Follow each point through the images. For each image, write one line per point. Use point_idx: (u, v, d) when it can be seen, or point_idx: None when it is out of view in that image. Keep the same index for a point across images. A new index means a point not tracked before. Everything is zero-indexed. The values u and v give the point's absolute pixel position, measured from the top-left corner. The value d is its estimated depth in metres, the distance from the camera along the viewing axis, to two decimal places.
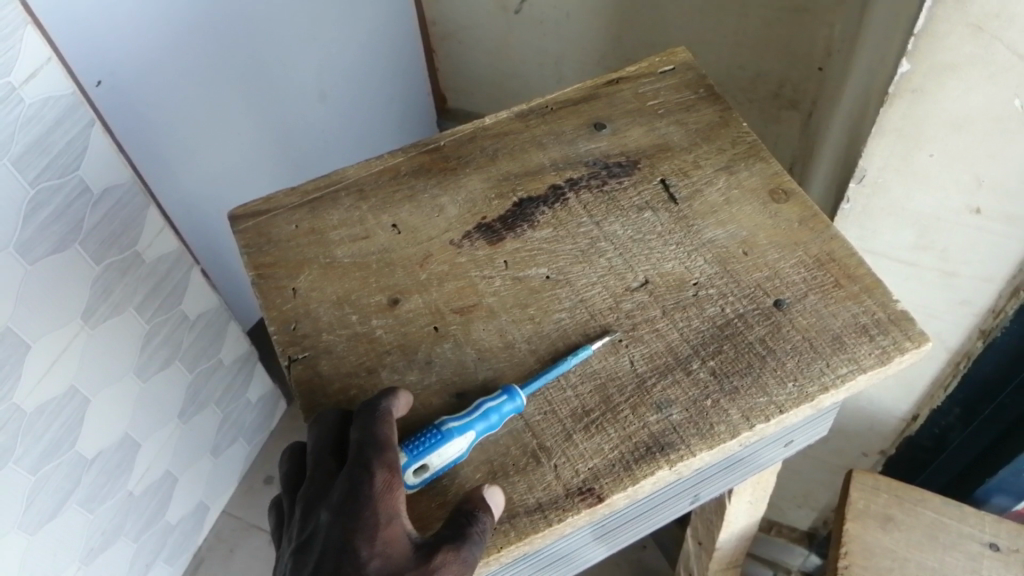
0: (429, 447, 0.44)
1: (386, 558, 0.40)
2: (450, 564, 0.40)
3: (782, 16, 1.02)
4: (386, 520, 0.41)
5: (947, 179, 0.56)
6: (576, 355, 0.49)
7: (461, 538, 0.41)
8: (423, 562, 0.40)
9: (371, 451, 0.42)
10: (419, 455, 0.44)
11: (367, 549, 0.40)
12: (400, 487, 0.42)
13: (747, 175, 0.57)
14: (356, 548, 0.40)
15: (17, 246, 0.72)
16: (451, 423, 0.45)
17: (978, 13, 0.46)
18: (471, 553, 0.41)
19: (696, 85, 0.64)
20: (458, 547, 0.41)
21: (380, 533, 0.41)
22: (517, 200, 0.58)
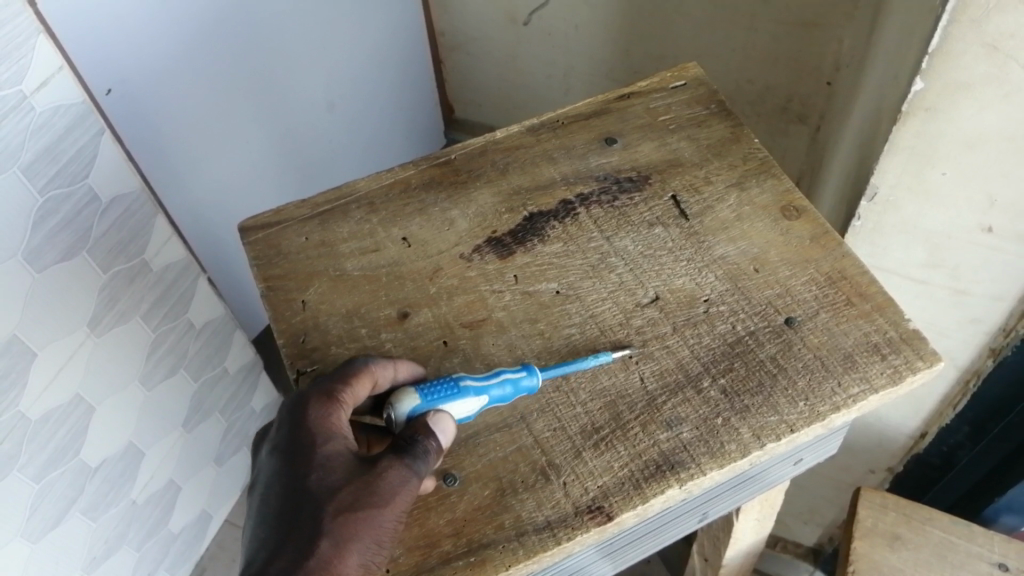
0: (444, 397, 0.45)
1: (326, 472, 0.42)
2: (379, 475, 0.42)
3: (791, 29, 1.02)
4: (326, 438, 0.43)
5: (960, 198, 0.56)
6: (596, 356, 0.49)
7: (405, 447, 0.42)
8: (359, 473, 0.42)
9: (316, 386, 0.45)
10: (430, 403, 0.45)
11: (308, 467, 0.42)
12: (343, 413, 0.44)
13: (758, 192, 0.57)
14: (299, 469, 0.42)
15: (26, 253, 0.73)
16: (469, 382, 0.46)
17: (993, 33, 0.46)
18: (405, 463, 0.42)
19: (707, 100, 0.64)
20: (393, 456, 0.42)
21: (317, 451, 0.43)
22: (528, 214, 0.58)
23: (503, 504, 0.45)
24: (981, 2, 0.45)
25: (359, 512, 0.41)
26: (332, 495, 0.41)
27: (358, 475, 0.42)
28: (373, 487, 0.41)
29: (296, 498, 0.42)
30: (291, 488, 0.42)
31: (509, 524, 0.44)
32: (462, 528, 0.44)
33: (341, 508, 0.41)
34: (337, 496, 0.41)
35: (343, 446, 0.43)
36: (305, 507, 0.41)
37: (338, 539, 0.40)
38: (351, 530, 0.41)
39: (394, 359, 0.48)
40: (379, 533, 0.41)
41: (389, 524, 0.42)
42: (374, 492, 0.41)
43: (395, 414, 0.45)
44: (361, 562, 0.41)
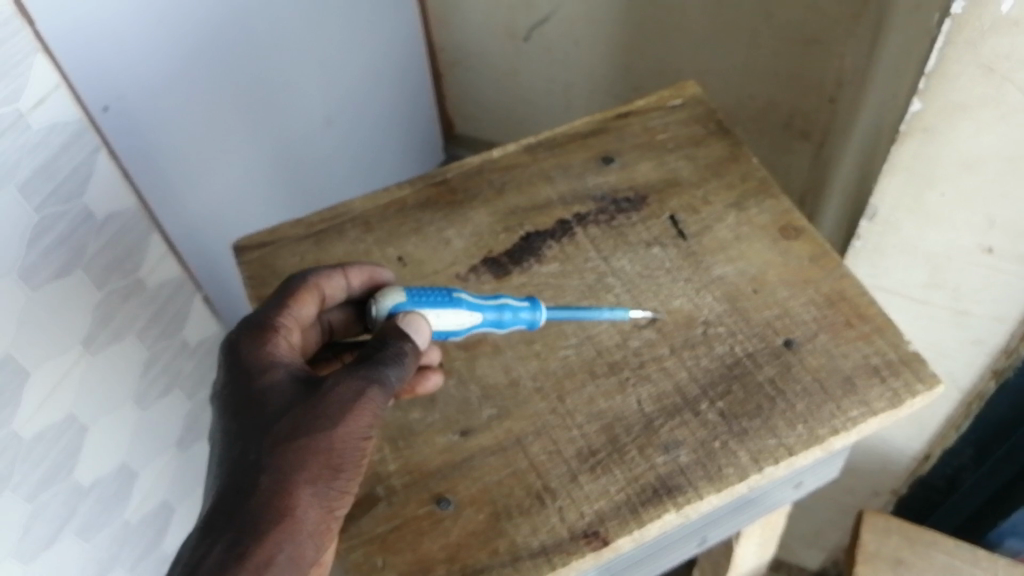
0: (431, 304, 0.48)
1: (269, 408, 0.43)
2: (321, 403, 0.42)
3: (792, 46, 1.02)
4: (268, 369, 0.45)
5: (959, 219, 0.56)
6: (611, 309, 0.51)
7: (350, 372, 0.43)
8: (299, 404, 0.42)
9: (254, 322, 0.47)
10: (415, 305, 0.48)
11: (252, 406, 0.43)
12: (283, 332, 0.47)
13: (756, 212, 0.57)
14: (244, 408, 0.44)
15: (21, 270, 0.72)
16: (466, 299, 0.48)
17: (990, 53, 0.46)
18: (346, 389, 0.42)
19: (705, 119, 0.63)
20: (335, 383, 0.43)
21: (259, 385, 0.44)
22: (524, 234, 0.57)
23: (498, 529, 0.44)
24: (978, 21, 0.45)
25: (301, 441, 0.41)
26: (274, 426, 0.42)
27: (300, 405, 0.42)
28: (318, 413, 0.42)
29: (240, 435, 0.43)
30: (236, 429, 0.43)
31: (503, 549, 0.43)
32: (456, 553, 0.44)
33: (283, 439, 0.41)
34: (278, 426, 0.42)
35: (287, 376, 0.45)
36: (248, 445, 0.42)
37: (282, 470, 0.41)
38: (294, 460, 0.41)
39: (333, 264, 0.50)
40: (331, 462, 0.42)
41: (343, 451, 0.42)
42: (315, 420, 0.42)
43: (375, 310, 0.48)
44: (313, 494, 0.41)
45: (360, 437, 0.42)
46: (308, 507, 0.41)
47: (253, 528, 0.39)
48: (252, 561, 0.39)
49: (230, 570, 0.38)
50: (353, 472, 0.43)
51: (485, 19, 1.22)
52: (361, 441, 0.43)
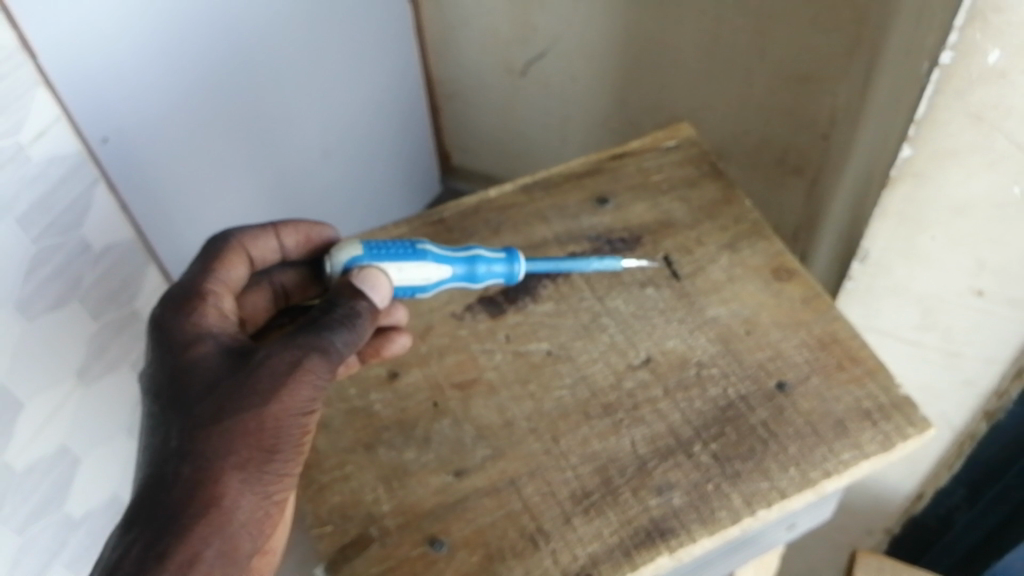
0: (393, 258, 0.50)
1: (199, 386, 0.44)
2: (252, 379, 0.43)
3: (786, 83, 1.04)
4: (199, 342, 0.46)
5: (950, 263, 0.56)
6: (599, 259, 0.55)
7: (282, 346, 0.44)
8: (228, 383, 0.43)
9: (182, 299, 0.49)
10: (374, 258, 0.50)
11: (179, 387, 0.44)
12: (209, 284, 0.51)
13: (749, 254, 0.57)
14: (171, 389, 0.45)
15: (18, 301, 0.72)
16: (431, 253, 0.51)
17: (977, 102, 0.47)
18: (277, 363, 0.43)
19: (699, 161, 0.64)
20: (266, 358, 0.44)
21: (185, 361, 0.45)
22: (520, 273, 0.58)
23: (491, 571, 0.44)
24: (965, 71, 0.46)
25: (228, 421, 0.42)
26: (201, 407, 0.43)
27: (229, 384, 0.43)
28: (246, 391, 0.43)
29: (170, 418, 0.44)
30: (163, 410, 0.44)
31: None
32: None
33: (208, 421, 0.42)
34: (205, 407, 0.43)
35: (218, 349, 0.46)
36: (175, 427, 0.43)
37: (209, 455, 0.42)
38: (223, 442, 0.42)
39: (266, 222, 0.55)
40: (262, 443, 0.43)
41: (275, 432, 0.43)
42: (244, 399, 0.43)
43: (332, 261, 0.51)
44: (241, 478, 0.42)
45: (295, 413, 0.43)
46: (236, 492, 0.42)
47: (177, 517, 0.40)
48: (177, 554, 0.40)
49: (152, 564, 0.39)
50: (289, 451, 0.44)
51: (483, 54, 1.24)
52: (296, 418, 0.43)
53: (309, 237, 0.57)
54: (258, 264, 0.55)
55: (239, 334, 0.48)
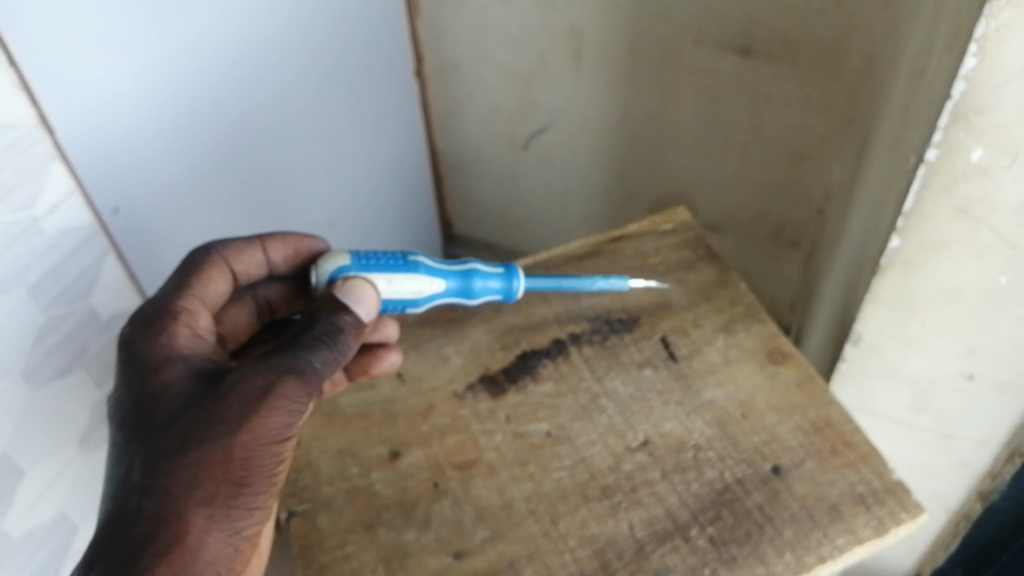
0: (382, 270, 0.55)
1: (165, 415, 0.47)
2: (221, 407, 0.46)
3: (782, 160, 1.07)
4: (168, 365, 0.50)
5: (941, 347, 0.58)
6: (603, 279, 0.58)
7: (251, 373, 0.47)
8: (195, 411, 0.46)
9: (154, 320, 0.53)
10: (361, 269, 0.55)
11: (147, 412, 0.48)
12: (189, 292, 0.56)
13: (744, 337, 0.59)
14: (140, 411, 0.48)
15: (23, 370, 0.73)
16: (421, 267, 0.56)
17: (964, 198, 0.49)
18: (246, 390, 0.46)
19: (696, 244, 0.66)
20: (234, 386, 0.47)
21: (153, 386, 0.49)
22: (520, 352, 0.59)
23: None
24: (950, 167, 0.48)
25: (194, 451, 0.45)
26: (167, 439, 0.46)
27: (197, 413, 0.46)
28: (215, 422, 0.46)
29: (136, 448, 0.47)
30: (130, 434, 0.48)
31: None
32: None
33: (174, 452, 0.45)
34: (171, 436, 0.46)
35: (186, 372, 0.50)
36: (141, 454, 0.46)
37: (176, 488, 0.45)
38: (188, 474, 0.45)
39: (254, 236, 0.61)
40: (231, 474, 0.46)
41: (244, 464, 0.46)
42: (211, 428, 0.46)
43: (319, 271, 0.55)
44: (205, 511, 0.45)
45: (263, 441, 0.47)
46: (199, 524, 0.45)
47: (141, 551, 0.44)
48: None
49: None
50: (260, 480, 0.47)
51: (486, 127, 1.27)
52: (267, 446, 0.47)
53: (297, 250, 0.63)
54: (242, 275, 0.61)
55: (208, 354, 0.53)
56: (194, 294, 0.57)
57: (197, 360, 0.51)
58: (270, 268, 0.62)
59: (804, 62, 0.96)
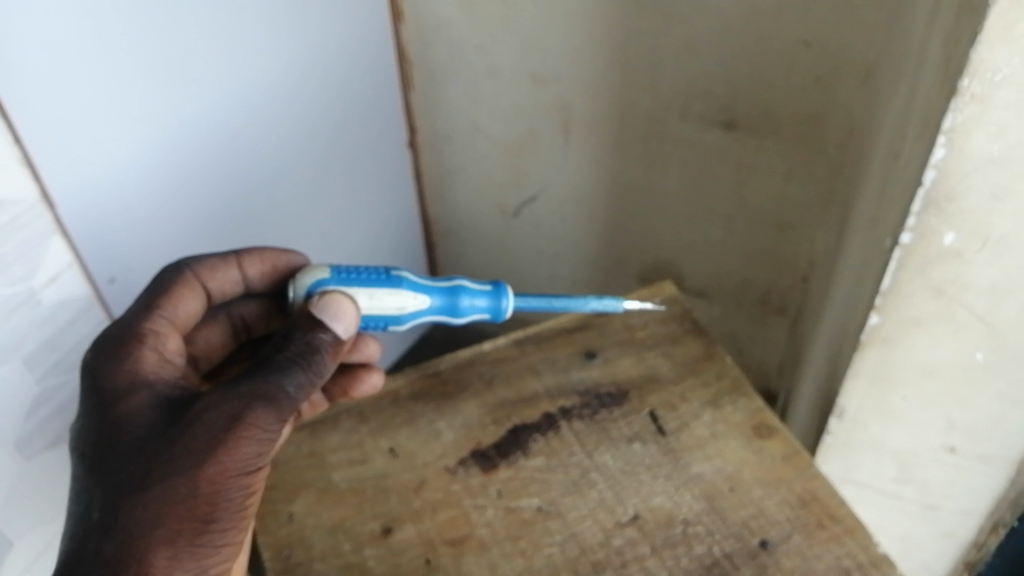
0: (367, 287, 0.56)
1: (128, 448, 0.48)
2: (186, 438, 0.47)
3: (767, 229, 1.09)
4: (133, 392, 0.51)
5: (922, 421, 0.59)
6: (597, 298, 0.60)
7: (215, 402, 0.48)
8: (160, 443, 0.47)
9: (121, 344, 0.54)
10: (343, 285, 0.56)
11: (112, 441, 0.49)
12: (158, 307, 0.58)
13: (730, 410, 0.60)
14: (105, 439, 0.50)
15: (16, 442, 0.74)
16: (406, 284, 0.57)
17: (938, 278, 0.51)
18: (210, 422, 0.47)
19: (682, 318, 0.68)
20: (199, 417, 0.47)
21: (118, 416, 0.50)
22: (511, 427, 0.60)
23: None
24: (923, 250, 0.50)
25: (159, 485, 0.46)
26: (131, 473, 0.47)
27: (160, 447, 0.47)
28: (178, 457, 0.47)
29: (99, 481, 0.48)
30: (96, 464, 0.49)
31: None
32: None
33: (139, 487, 0.47)
34: (135, 470, 0.47)
35: (151, 399, 0.51)
36: (107, 487, 0.48)
37: (140, 525, 0.46)
38: (153, 510, 0.46)
39: (230, 252, 0.64)
40: (197, 509, 0.47)
41: (211, 498, 0.48)
42: (175, 461, 0.47)
43: (300, 285, 0.57)
44: (170, 547, 0.47)
45: (229, 471, 0.48)
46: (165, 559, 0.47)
47: None
48: None
49: None
50: (226, 512, 0.49)
51: (477, 194, 1.30)
52: (233, 478, 0.48)
53: (274, 265, 0.65)
54: (218, 291, 0.63)
55: (174, 376, 0.54)
56: (163, 308, 0.59)
57: (163, 387, 0.52)
58: (247, 285, 0.64)
59: (785, 135, 0.99)
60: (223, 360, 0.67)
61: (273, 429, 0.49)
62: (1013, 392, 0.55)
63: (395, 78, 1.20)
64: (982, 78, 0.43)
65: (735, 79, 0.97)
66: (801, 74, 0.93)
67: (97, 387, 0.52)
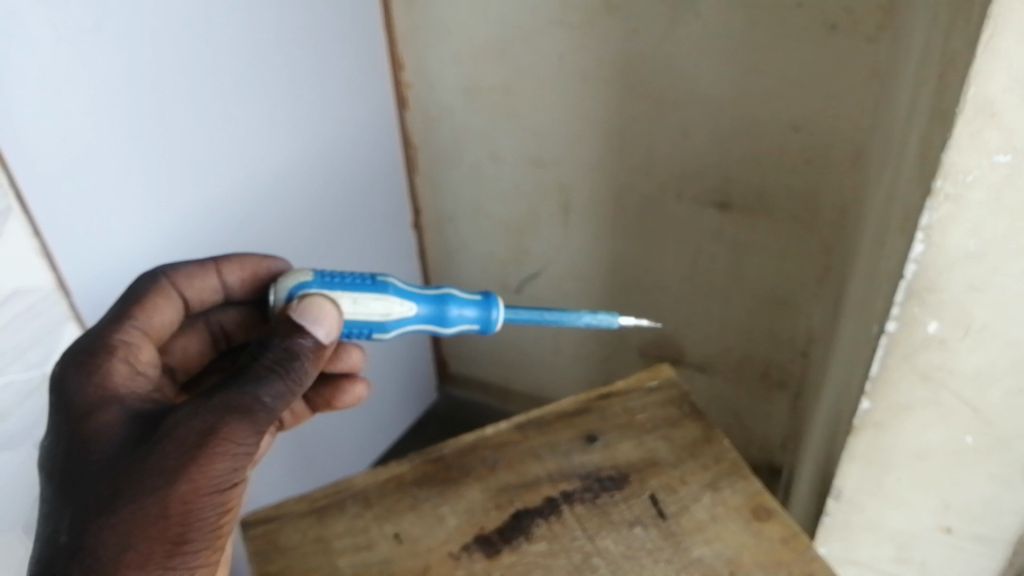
0: (349, 291, 0.59)
1: (99, 466, 0.51)
2: (158, 456, 0.49)
3: (765, 305, 1.11)
4: (103, 408, 0.54)
5: (917, 502, 0.60)
6: (590, 314, 0.65)
7: (189, 417, 0.50)
8: (132, 460, 0.50)
9: (90, 357, 0.57)
10: (324, 288, 0.60)
11: (83, 458, 0.52)
12: (131, 316, 0.62)
13: (729, 493, 0.61)
14: (76, 455, 0.52)
15: (25, 524, 0.78)
16: (391, 290, 0.61)
17: (924, 365, 0.53)
18: (184, 438, 0.50)
19: (680, 401, 0.69)
20: (172, 433, 0.50)
21: (90, 433, 0.52)
22: (514, 511, 0.61)
23: None
24: (909, 338, 0.52)
25: (130, 504, 0.49)
26: (102, 492, 0.49)
27: (131, 464, 0.49)
28: (149, 475, 0.49)
29: (70, 501, 0.50)
30: (67, 483, 0.51)
31: None
32: None
33: (110, 506, 0.49)
34: (106, 488, 0.49)
35: (120, 415, 0.54)
36: (78, 507, 0.50)
37: (110, 546, 0.49)
38: (125, 529, 0.49)
39: (208, 260, 0.69)
40: (169, 527, 0.50)
41: (184, 514, 0.50)
42: (147, 479, 0.49)
43: (283, 288, 0.61)
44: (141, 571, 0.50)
45: (203, 486, 0.50)
46: None
47: None
48: None
49: None
50: (198, 531, 0.51)
51: (479, 272, 1.33)
52: (206, 496, 0.51)
53: (255, 273, 0.70)
54: (197, 297, 0.68)
55: (143, 387, 0.57)
56: (137, 317, 0.63)
57: (133, 400, 0.55)
58: (225, 291, 0.69)
59: (778, 215, 1.02)
60: (201, 369, 0.71)
61: (249, 443, 0.52)
62: (1004, 474, 0.56)
63: (400, 162, 1.24)
64: (955, 179, 0.45)
65: (728, 162, 1.00)
66: (792, 158, 0.96)
67: (68, 402, 0.55)
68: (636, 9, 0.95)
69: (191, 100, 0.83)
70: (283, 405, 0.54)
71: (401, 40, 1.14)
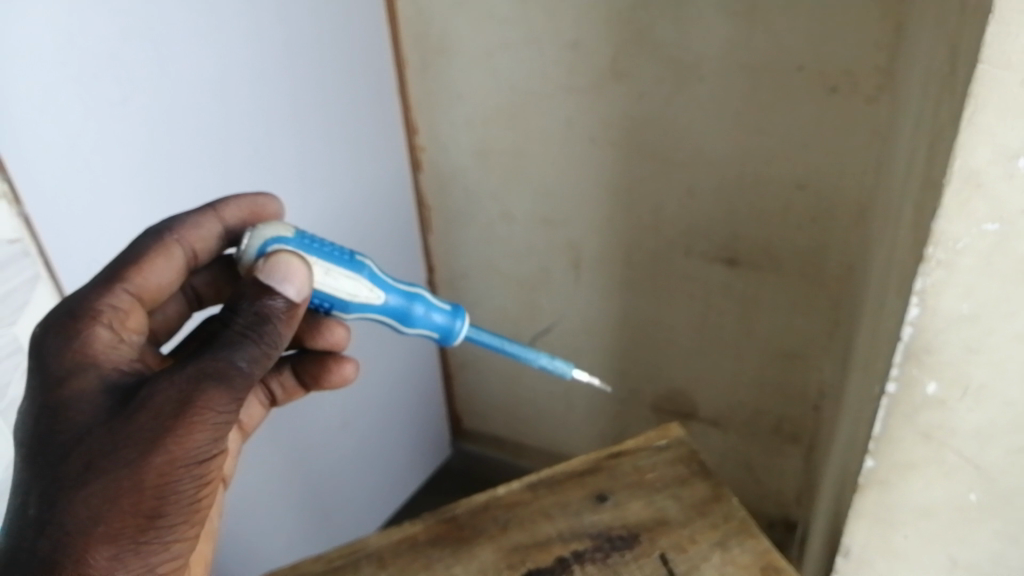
0: (326, 261, 0.58)
1: (69, 436, 0.48)
2: (133, 425, 0.47)
3: (776, 360, 1.12)
4: (78, 374, 0.51)
5: (925, 558, 0.61)
6: (547, 357, 0.67)
7: (165, 385, 0.49)
8: (105, 430, 0.48)
9: (70, 321, 0.54)
10: (300, 248, 0.57)
11: (54, 428, 0.49)
12: (124, 277, 0.59)
13: (738, 551, 0.62)
14: (49, 424, 0.49)
15: None
16: (365, 272, 0.60)
17: (925, 424, 0.54)
18: (161, 407, 0.48)
19: (689, 459, 0.71)
20: (147, 402, 0.48)
21: (64, 401, 0.50)
22: (526, 571, 0.62)
23: None
24: (909, 399, 0.53)
25: (104, 476, 0.47)
26: (75, 463, 0.47)
27: (104, 437, 0.47)
28: (124, 445, 0.47)
29: (38, 474, 0.48)
30: (37, 454, 0.49)
31: None
32: None
33: (81, 477, 0.47)
34: (79, 458, 0.47)
35: (97, 382, 0.51)
36: (47, 479, 0.47)
37: (82, 518, 0.46)
38: (96, 502, 0.47)
39: (206, 207, 0.66)
40: (144, 498, 0.48)
41: (160, 485, 0.48)
42: (122, 449, 0.47)
43: (257, 234, 0.57)
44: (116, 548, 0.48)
45: (180, 455, 0.49)
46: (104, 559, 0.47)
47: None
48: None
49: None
50: (174, 504, 0.50)
51: (493, 328, 1.35)
52: (183, 467, 0.49)
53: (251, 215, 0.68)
54: (204, 244, 0.65)
55: (127, 350, 0.55)
56: (130, 280, 0.59)
57: (112, 367, 0.52)
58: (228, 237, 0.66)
59: (786, 271, 1.04)
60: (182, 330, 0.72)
61: (225, 411, 0.51)
62: (1010, 531, 0.56)
63: (414, 222, 1.27)
64: (945, 246, 0.47)
65: (736, 220, 1.03)
66: (797, 215, 0.98)
67: (44, 367, 0.52)
68: (640, 74, 0.98)
69: (212, 168, 0.86)
70: (258, 370, 0.53)
71: (414, 106, 1.17)
